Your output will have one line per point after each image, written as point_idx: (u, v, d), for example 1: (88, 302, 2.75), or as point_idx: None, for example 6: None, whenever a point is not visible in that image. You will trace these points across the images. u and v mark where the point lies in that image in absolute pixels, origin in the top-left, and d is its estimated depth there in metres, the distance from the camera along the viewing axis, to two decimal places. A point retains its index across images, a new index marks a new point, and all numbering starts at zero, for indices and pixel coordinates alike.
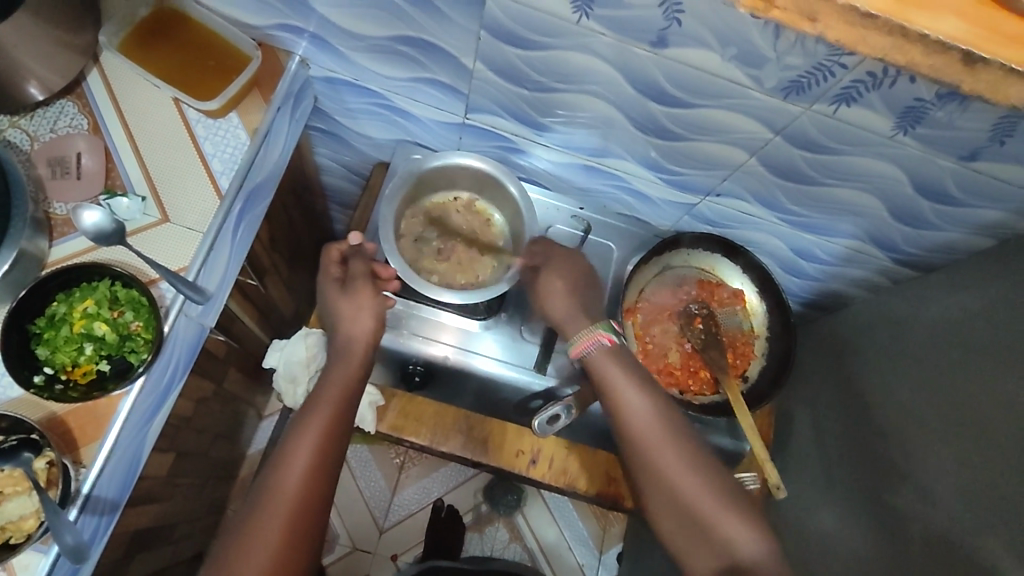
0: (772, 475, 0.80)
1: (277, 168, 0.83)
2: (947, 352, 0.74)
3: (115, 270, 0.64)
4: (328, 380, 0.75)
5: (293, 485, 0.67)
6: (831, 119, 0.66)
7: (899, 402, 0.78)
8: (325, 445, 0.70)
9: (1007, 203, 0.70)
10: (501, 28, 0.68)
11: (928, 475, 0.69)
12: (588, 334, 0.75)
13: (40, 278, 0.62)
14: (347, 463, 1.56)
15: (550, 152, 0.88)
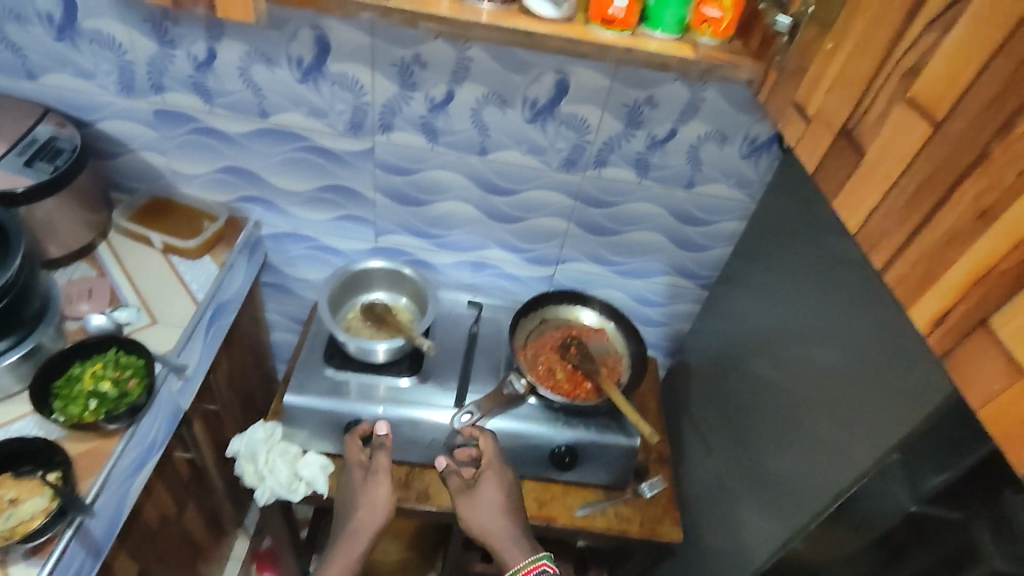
0: (645, 426, 1.03)
1: (237, 293, 1.11)
2: (758, 315, 0.99)
3: (127, 341, 0.90)
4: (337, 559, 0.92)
5: None
6: (601, 178, 1.06)
7: (740, 376, 1.01)
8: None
9: (730, 214, 1.09)
10: (388, 164, 1.07)
11: (778, 435, 0.87)
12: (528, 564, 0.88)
13: (67, 349, 0.87)
14: None
15: (442, 257, 1.22)
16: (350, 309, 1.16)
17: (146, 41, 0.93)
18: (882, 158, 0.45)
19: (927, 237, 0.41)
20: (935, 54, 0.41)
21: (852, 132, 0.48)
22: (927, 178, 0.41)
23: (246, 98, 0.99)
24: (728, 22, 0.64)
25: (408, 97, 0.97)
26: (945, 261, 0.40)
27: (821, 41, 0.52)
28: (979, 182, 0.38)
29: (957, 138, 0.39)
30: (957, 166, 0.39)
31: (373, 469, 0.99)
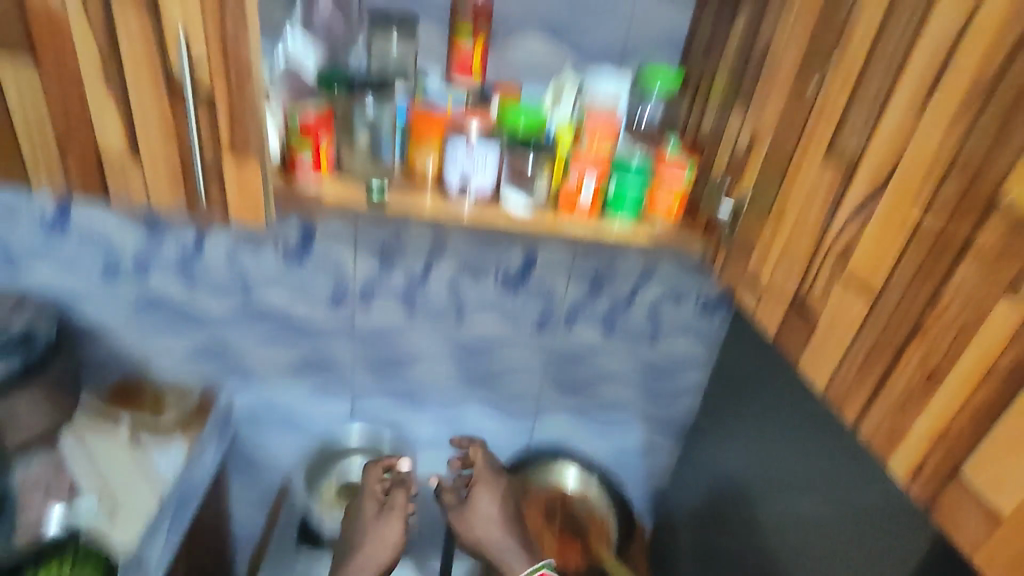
0: None
1: (205, 477, 1.06)
2: (737, 465, 1.00)
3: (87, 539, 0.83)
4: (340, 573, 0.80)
5: None
6: (571, 339, 1.12)
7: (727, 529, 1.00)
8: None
9: (694, 365, 1.16)
10: (367, 335, 1.10)
11: None
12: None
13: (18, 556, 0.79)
14: None
15: (418, 422, 1.22)
16: (324, 487, 1.12)
17: (139, 232, 0.98)
18: (834, 324, 0.51)
19: (887, 394, 0.46)
20: (859, 242, 0.49)
21: (804, 302, 0.55)
22: (876, 342, 0.47)
23: (229, 281, 1.03)
24: (677, 207, 0.74)
25: (388, 273, 1.04)
26: (907, 416, 0.44)
27: (763, 226, 0.62)
28: (920, 346, 0.44)
29: (893, 309, 0.46)
30: (899, 332, 0.45)
31: (395, 524, 0.87)
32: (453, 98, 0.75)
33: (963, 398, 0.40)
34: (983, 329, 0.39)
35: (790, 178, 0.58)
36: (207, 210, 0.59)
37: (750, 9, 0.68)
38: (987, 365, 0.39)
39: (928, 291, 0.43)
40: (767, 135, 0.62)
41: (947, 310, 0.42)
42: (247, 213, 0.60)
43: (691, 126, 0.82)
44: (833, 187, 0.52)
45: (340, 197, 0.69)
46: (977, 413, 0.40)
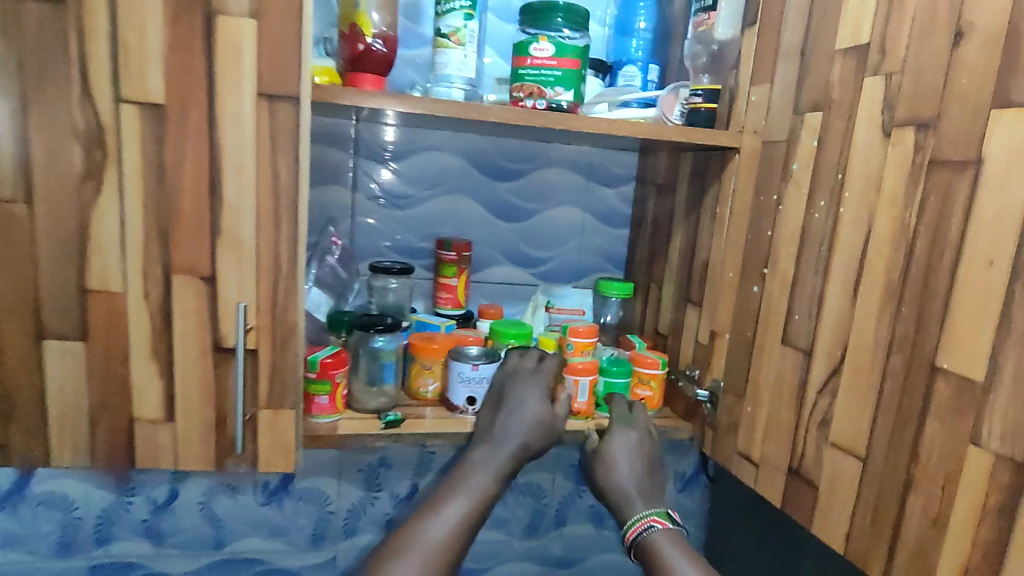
0: None
1: None
2: None
3: None
4: None
5: None
6: (563, 538, 1.11)
7: None
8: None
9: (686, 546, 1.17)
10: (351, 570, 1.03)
11: None
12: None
13: None
14: None
15: None
16: None
17: (104, 495, 0.92)
18: (836, 488, 0.59)
19: (904, 546, 0.52)
20: (834, 413, 0.59)
21: (800, 471, 0.63)
22: (878, 500, 0.54)
23: (201, 533, 0.96)
24: (658, 395, 0.83)
25: (373, 499, 1.01)
26: (929, 564, 0.50)
27: (742, 407, 0.71)
28: (917, 498, 0.51)
29: (882, 468, 0.54)
30: (895, 487, 0.53)
31: (637, 454, 0.73)
32: (445, 324, 0.85)
33: (970, 540, 0.47)
34: (963, 476, 0.48)
35: (755, 364, 0.69)
36: (236, 460, 0.61)
37: (683, 232, 0.85)
38: (978, 506, 0.47)
39: (907, 449, 0.52)
40: (725, 329, 0.74)
41: (928, 463, 0.50)
42: (278, 458, 0.61)
43: (648, 323, 0.95)
44: (797, 370, 0.63)
45: (356, 428, 0.71)
46: (986, 552, 0.46)
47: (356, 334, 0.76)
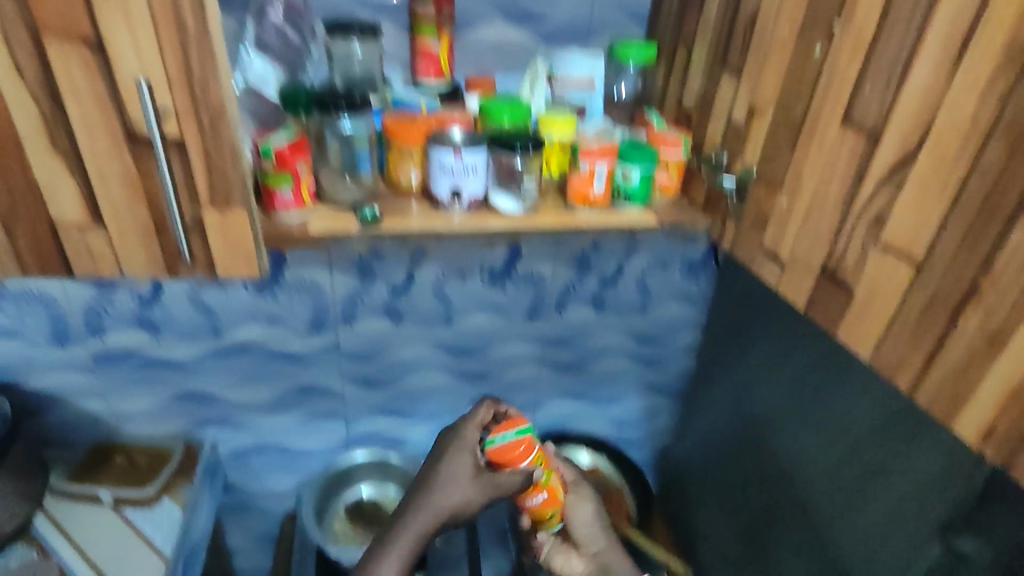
0: None
1: (202, 533, 1.02)
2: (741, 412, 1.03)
3: None
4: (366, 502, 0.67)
5: None
6: (563, 321, 1.12)
7: (745, 488, 1.02)
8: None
9: (685, 327, 1.17)
10: (354, 352, 1.06)
11: (802, 539, 0.87)
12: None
13: None
14: None
15: (420, 430, 1.19)
16: (334, 518, 1.06)
17: (87, 289, 0.92)
18: (874, 286, 0.51)
19: (936, 352, 0.47)
20: (896, 209, 0.49)
21: (835, 264, 0.55)
22: (923, 302, 0.47)
23: (195, 322, 0.98)
24: (675, 180, 0.73)
25: (370, 287, 1.00)
26: (959, 372, 0.46)
27: (775, 190, 0.61)
28: (971, 303, 0.44)
29: (938, 267, 0.46)
30: (947, 290, 0.46)
31: None
32: (424, 101, 0.71)
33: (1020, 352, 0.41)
34: None
35: (800, 150, 0.57)
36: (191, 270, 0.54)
37: None
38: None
39: (975, 250, 0.43)
40: (767, 106, 0.61)
41: (1002, 275, 0.42)
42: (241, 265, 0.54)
43: (669, 97, 0.79)
44: (858, 153, 0.51)
45: (329, 227, 0.63)
46: None
47: (319, 115, 0.63)
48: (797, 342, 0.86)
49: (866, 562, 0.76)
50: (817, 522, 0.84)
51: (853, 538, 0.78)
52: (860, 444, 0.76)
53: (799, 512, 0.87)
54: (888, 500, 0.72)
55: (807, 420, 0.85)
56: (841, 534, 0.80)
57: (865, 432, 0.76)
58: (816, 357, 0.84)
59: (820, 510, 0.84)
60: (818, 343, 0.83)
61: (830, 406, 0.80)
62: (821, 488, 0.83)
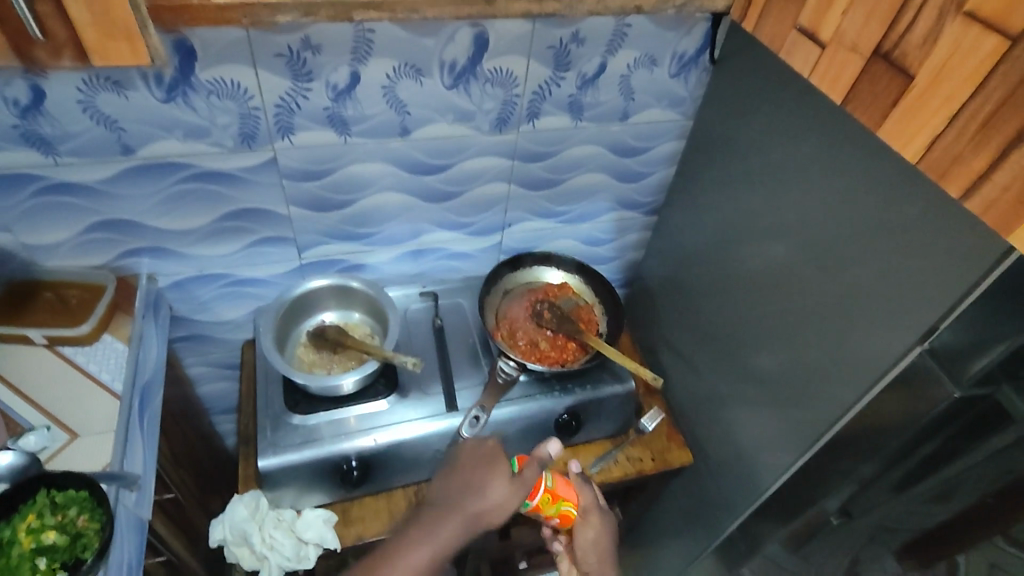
0: (645, 371, 1.01)
1: (156, 365, 0.96)
2: (721, 224, 1.00)
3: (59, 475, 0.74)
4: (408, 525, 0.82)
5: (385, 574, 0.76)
6: (535, 131, 1.00)
7: (720, 300, 1.02)
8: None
9: (666, 136, 1.08)
10: (297, 172, 0.93)
11: (776, 344, 0.89)
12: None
13: None
14: None
15: (381, 253, 1.12)
16: (298, 344, 1.01)
17: None
18: (903, 121, 0.54)
19: (960, 169, 0.50)
20: None
21: (870, 109, 0.58)
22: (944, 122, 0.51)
23: (100, 136, 0.81)
24: None
25: (306, 91, 0.84)
26: (983, 183, 0.49)
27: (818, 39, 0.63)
28: (978, 109, 0.48)
29: (946, 86, 0.50)
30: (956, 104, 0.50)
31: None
32: None
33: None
34: None
35: None
36: None
37: None
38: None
39: (981, 60, 0.47)
40: None
41: None
42: None
43: None
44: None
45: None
46: None
47: None
48: (795, 146, 0.81)
49: (838, 362, 0.78)
50: (793, 327, 0.85)
51: (829, 343, 0.79)
52: (852, 252, 0.74)
53: (773, 319, 0.89)
54: (874, 305, 0.71)
55: (793, 229, 0.83)
56: (816, 341, 0.81)
57: (861, 239, 0.72)
58: (814, 163, 0.78)
59: (797, 319, 0.84)
60: (821, 146, 0.76)
61: (822, 213, 0.78)
62: (800, 297, 0.83)
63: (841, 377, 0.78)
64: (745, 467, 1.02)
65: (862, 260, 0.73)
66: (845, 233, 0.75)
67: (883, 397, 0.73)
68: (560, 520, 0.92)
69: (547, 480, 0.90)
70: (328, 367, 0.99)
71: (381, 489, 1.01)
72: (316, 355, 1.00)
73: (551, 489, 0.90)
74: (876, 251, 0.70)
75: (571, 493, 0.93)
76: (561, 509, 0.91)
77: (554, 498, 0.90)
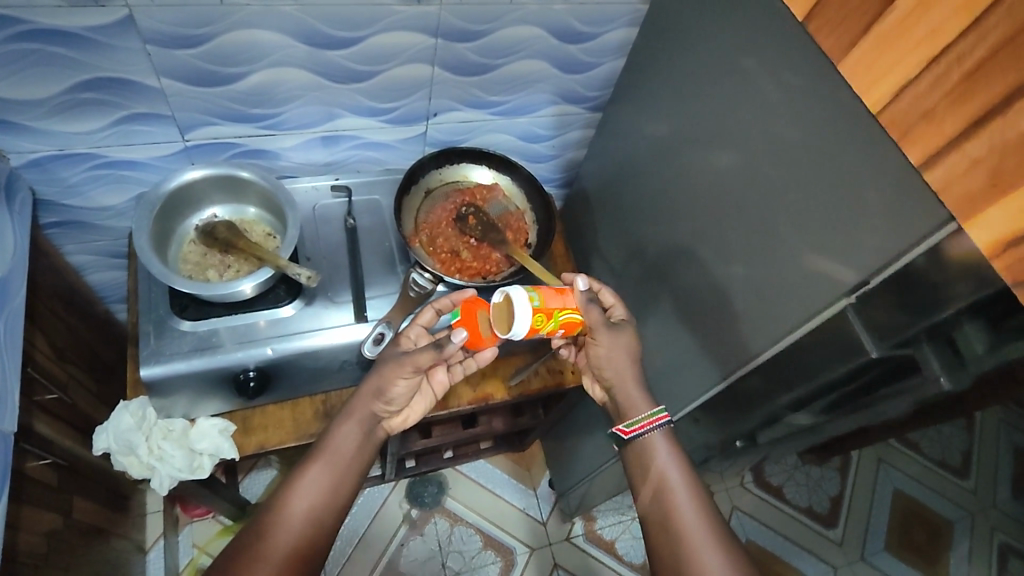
0: None
1: (15, 260, 0.83)
2: (663, 131, 0.90)
3: None
4: (350, 407, 0.84)
5: (336, 447, 0.81)
6: (461, 6, 0.84)
7: (654, 217, 0.95)
8: (331, 497, 0.78)
9: (617, 21, 0.94)
10: (163, 36, 0.76)
11: (706, 269, 0.84)
12: (644, 418, 0.79)
13: None
14: None
15: (285, 138, 0.97)
16: (185, 241, 0.89)
17: None
18: (880, 57, 0.54)
19: (929, 128, 0.51)
20: None
21: (848, 35, 0.57)
22: (922, 67, 0.50)
23: None
24: None
25: None
26: (951, 149, 0.50)
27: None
28: (953, 59, 0.48)
29: (928, 20, 0.49)
30: (939, 49, 0.49)
31: None
32: None
33: (1005, 125, 0.45)
34: None
35: None
36: None
37: None
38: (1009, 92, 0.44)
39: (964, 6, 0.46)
40: None
41: None
42: None
43: None
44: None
45: None
46: None
47: None
48: (754, 54, 0.70)
49: (762, 298, 0.74)
50: (725, 255, 0.80)
51: (757, 278, 0.75)
52: (793, 184, 0.67)
53: (708, 246, 0.84)
54: (811, 248, 0.66)
55: (738, 151, 0.75)
56: (745, 271, 0.77)
57: (804, 177, 0.65)
58: (771, 75, 0.68)
59: (730, 246, 0.79)
60: (779, 56, 0.66)
61: (767, 139, 0.69)
62: (735, 225, 0.77)
63: (762, 314, 0.75)
64: (658, 386, 1.02)
65: (805, 198, 0.66)
66: (787, 164, 0.67)
67: (802, 340, 0.70)
68: (567, 329, 0.81)
69: (534, 300, 0.76)
70: (222, 270, 0.89)
71: (287, 398, 0.97)
72: (207, 254, 0.89)
73: (542, 308, 0.76)
74: (819, 188, 0.64)
75: (564, 300, 0.80)
76: (562, 321, 0.79)
77: (546, 316, 0.77)
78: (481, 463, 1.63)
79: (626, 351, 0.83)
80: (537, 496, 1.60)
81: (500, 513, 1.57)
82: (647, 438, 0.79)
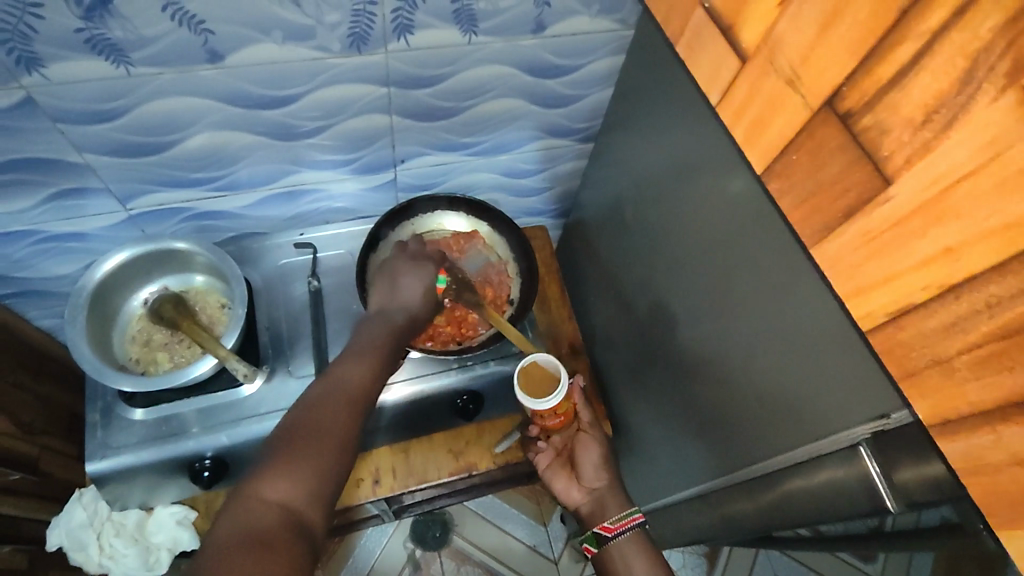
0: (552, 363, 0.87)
1: None
2: (653, 182, 0.78)
3: None
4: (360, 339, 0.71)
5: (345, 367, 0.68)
6: (410, 51, 0.73)
7: (646, 276, 0.84)
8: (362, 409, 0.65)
9: (600, 50, 0.81)
10: (74, 113, 0.68)
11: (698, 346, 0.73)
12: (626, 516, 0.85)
13: None
14: (341, 560, 1.46)
15: (240, 198, 0.89)
16: (133, 319, 0.83)
17: None
18: (870, 260, 0.43)
19: (944, 384, 0.39)
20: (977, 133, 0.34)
21: (822, 213, 0.46)
22: (924, 294, 0.39)
23: None
24: None
25: (35, 7, 0.56)
26: (966, 414, 0.39)
27: (783, 81, 0.47)
28: (965, 301, 0.36)
29: (934, 232, 0.37)
30: (949, 281, 0.37)
31: None
32: None
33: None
34: None
35: None
36: None
37: None
38: None
39: (985, 229, 0.34)
40: None
41: None
42: None
43: None
44: (875, 24, 0.39)
45: None
46: None
47: None
48: None
49: (757, 400, 0.62)
50: (717, 341, 0.68)
51: (749, 375, 0.63)
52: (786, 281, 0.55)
53: (698, 325, 0.71)
54: (808, 360, 0.54)
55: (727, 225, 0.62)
56: (738, 362, 0.64)
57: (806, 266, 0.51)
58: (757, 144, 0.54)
59: (721, 331, 0.67)
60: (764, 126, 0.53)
61: (754, 220, 0.57)
62: (724, 305, 0.65)
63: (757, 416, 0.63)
64: (657, 458, 0.91)
65: (800, 303, 0.53)
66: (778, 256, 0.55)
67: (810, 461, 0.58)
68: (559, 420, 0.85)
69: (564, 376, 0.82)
70: (169, 350, 0.82)
71: None
72: (155, 333, 0.83)
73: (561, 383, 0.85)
74: (816, 296, 0.51)
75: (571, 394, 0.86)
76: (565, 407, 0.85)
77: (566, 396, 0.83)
78: (489, 498, 1.56)
79: (597, 464, 0.89)
80: (548, 533, 1.53)
81: (510, 552, 1.50)
82: (624, 539, 0.84)
